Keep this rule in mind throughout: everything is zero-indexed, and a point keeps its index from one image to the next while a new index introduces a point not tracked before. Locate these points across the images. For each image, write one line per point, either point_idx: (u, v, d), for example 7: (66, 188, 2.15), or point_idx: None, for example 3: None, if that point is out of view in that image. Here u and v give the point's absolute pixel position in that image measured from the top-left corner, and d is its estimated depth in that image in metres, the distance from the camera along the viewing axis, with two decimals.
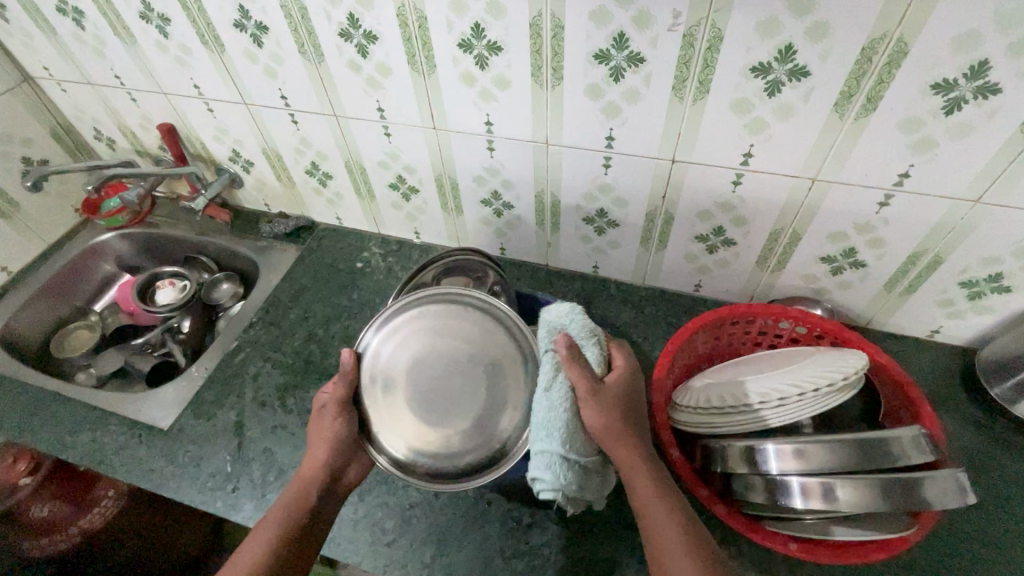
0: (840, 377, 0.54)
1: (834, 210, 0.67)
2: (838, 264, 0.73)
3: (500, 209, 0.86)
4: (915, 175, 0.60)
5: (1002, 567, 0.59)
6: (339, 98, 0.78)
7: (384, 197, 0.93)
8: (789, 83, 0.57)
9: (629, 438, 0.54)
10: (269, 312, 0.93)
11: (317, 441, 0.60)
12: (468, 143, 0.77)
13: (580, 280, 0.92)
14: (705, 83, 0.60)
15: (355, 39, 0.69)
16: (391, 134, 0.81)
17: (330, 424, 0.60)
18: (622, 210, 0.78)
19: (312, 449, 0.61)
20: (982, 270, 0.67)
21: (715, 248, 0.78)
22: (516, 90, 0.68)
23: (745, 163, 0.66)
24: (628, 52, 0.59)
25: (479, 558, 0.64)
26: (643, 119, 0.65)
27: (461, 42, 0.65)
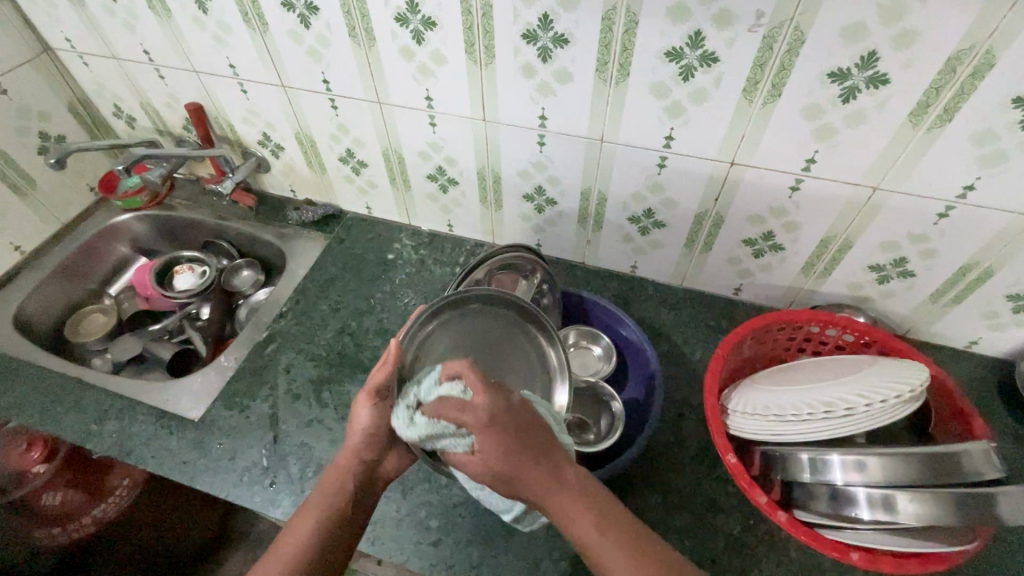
0: (908, 390, 0.54)
1: (891, 219, 0.67)
2: (886, 273, 0.73)
3: (543, 205, 0.85)
4: (980, 187, 0.60)
5: None
6: (386, 84, 0.75)
7: (420, 187, 0.91)
8: (866, 90, 0.56)
9: (521, 475, 0.48)
10: (298, 302, 0.91)
11: (355, 438, 0.59)
12: (517, 136, 0.75)
13: (617, 279, 0.92)
14: (778, 86, 0.59)
15: (412, 24, 0.67)
16: (437, 124, 0.79)
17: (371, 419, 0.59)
18: (671, 211, 0.77)
19: (347, 445, 0.59)
20: None
21: (761, 252, 0.78)
22: (577, 85, 0.66)
23: (807, 169, 0.65)
24: (702, 51, 0.58)
25: (527, 559, 0.63)
26: (707, 121, 0.64)
27: (525, 32, 0.63)
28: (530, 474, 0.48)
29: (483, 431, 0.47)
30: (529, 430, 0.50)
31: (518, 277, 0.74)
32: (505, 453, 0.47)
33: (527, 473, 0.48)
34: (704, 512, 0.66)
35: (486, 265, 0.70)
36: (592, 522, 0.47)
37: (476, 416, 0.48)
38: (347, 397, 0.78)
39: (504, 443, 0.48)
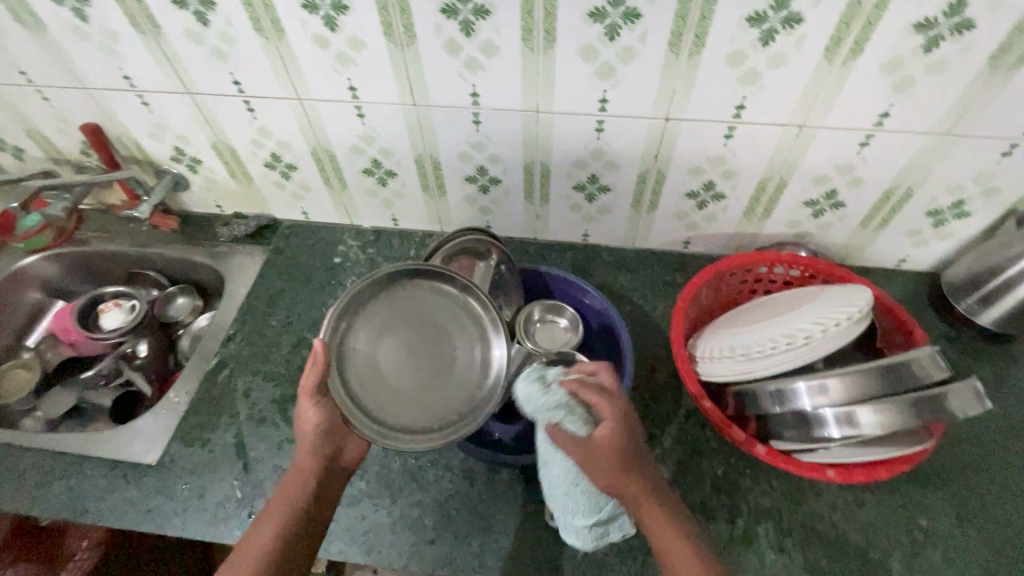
0: (857, 311, 0.58)
1: (818, 155, 0.70)
2: (820, 207, 0.77)
3: (486, 185, 0.83)
4: (894, 113, 0.64)
5: (989, 462, 0.67)
6: (304, 79, 0.71)
7: (356, 184, 0.87)
8: (783, 32, 0.58)
9: (622, 474, 0.55)
10: (246, 323, 0.85)
11: (310, 437, 0.58)
12: (451, 118, 0.73)
13: (571, 249, 0.92)
14: (701, 37, 0.59)
15: (322, 11, 0.63)
16: (365, 115, 0.75)
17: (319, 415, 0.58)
18: (614, 175, 0.78)
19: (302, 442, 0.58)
20: (947, 199, 0.73)
21: (704, 203, 0.80)
22: (505, 57, 0.64)
23: (737, 116, 0.67)
24: (624, 9, 0.58)
25: (528, 538, 0.64)
26: (637, 79, 0.64)
27: (444, 7, 0.61)
28: (626, 475, 0.55)
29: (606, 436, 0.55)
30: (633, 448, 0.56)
31: (472, 262, 0.73)
32: (617, 448, 0.55)
33: (618, 481, 0.55)
34: (687, 459, 0.68)
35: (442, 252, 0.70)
36: (653, 509, 0.55)
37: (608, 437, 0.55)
38: None
39: (616, 462, 0.55)
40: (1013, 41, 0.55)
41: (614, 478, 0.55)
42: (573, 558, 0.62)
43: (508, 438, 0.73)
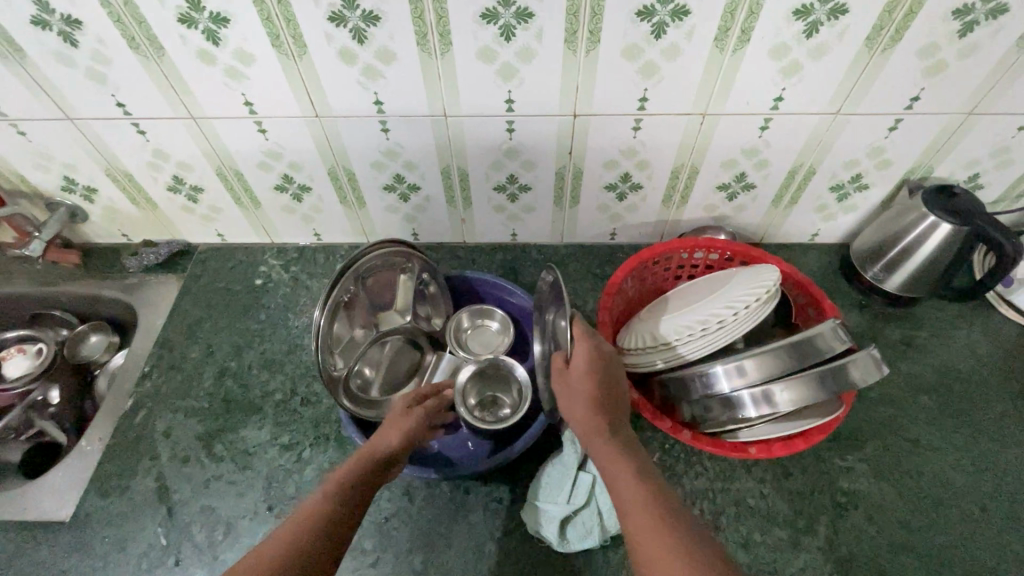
0: (765, 291, 0.60)
1: (724, 141, 0.72)
2: (733, 190, 0.80)
3: (406, 193, 0.81)
4: (787, 97, 0.66)
5: (899, 421, 0.71)
6: (193, 95, 0.67)
7: (270, 202, 0.83)
8: (672, 24, 0.58)
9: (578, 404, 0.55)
10: (163, 356, 0.81)
11: (397, 426, 0.58)
12: (358, 128, 0.71)
13: (501, 250, 0.91)
14: (595, 33, 0.60)
15: (201, 24, 0.59)
16: (267, 130, 0.72)
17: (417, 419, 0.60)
18: (532, 173, 0.77)
19: (385, 431, 0.58)
20: (846, 174, 0.76)
21: (624, 195, 0.81)
22: (403, 62, 0.63)
23: (642, 108, 0.68)
24: (516, 8, 0.57)
25: (471, 547, 0.63)
26: (540, 77, 0.64)
27: (331, 15, 0.58)
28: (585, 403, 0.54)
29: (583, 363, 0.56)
30: (604, 382, 0.56)
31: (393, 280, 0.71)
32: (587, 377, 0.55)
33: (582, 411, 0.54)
34: None
35: (356, 265, 0.63)
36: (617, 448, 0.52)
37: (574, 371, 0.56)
38: (243, 443, 0.72)
39: (573, 394, 0.55)
40: (884, 22, 0.58)
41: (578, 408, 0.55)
42: (517, 562, 0.62)
43: (447, 451, 0.73)
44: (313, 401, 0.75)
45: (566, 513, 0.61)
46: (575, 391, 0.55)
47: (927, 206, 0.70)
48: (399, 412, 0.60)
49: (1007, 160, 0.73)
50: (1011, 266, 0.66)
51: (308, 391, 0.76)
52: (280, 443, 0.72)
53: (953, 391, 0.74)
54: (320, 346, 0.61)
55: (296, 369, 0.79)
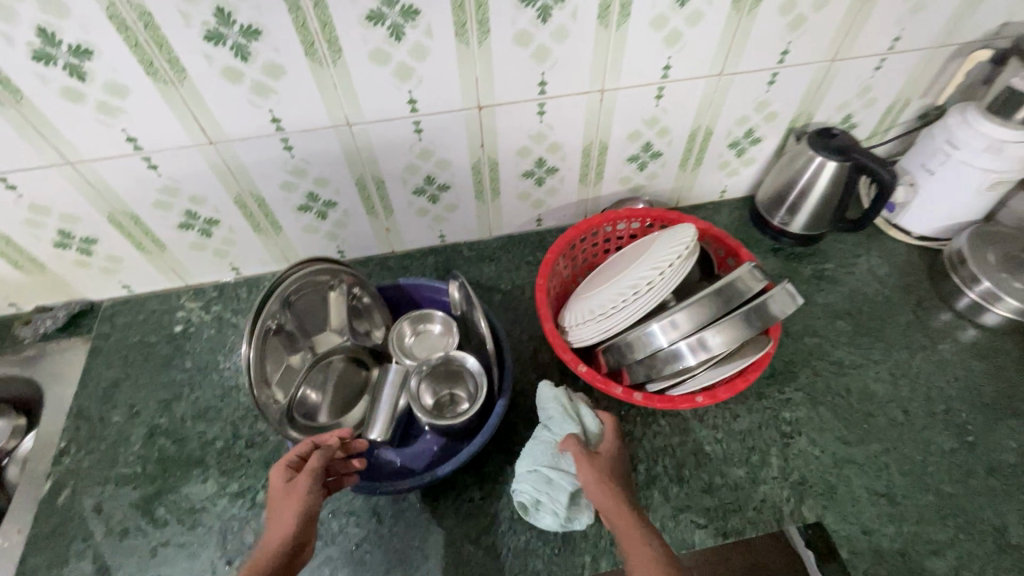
0: (686, 247, 0.63)
1: (625, 115, 0.75)
2: (642, 160, 0.83)
3: (324, 211, 0.79)
4: (674, 65, 0.70)
5: (822, 348, 0.77)
6: (65, 137, 0.61)
7: (176, 241, 0.78)
8: (556, 6, 0.60)
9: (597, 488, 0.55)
10: (80, 427, 0.73)
11: (280, 512, 0.52)
12: (258, 150, 0.68)
13: (432, 254, 0.90)
14: (484, 23, 0.60)
15: (60, 60, 0.55)
16: (158, 165, 0.67)
17: (303, 491, 0.53)
18: (448, 171, 0.77)
19: (274, 522, 0.52)
20: (740, 130, 0.81)
21: (542, 180, 0.82)
22: (293, 76, 0.61)
23: (543, 92, 0.69)
24: (400, 7, 0.57)
25: (450, 553, 0.62)
26: (438, 74, 0.64)
27: (206, 34, 0.55)
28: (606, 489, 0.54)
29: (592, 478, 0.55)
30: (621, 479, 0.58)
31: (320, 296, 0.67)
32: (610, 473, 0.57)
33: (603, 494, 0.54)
34: None
35: (279, 293, 0.60)
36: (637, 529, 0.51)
37: (593, 482, 0.55)
38: (188, 501, 0.67)
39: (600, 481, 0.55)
40: None
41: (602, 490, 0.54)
42: (501, 556, 0.62)
43: (411, 462, 0.71)
44: (259, 441, 0.71)
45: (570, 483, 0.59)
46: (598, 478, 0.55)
47: (813, 149, 0.76)
48: (282, 492, 0.53)
49: (872, 99, 0.81)
50: (890, 190, 0.73)
51: (252, 433, 0.72)
52: (230, 492, 0.67)
53: (863, 313, 0.81)
54: (256, 383, 0.57)
55: (234, 412, 0.74)
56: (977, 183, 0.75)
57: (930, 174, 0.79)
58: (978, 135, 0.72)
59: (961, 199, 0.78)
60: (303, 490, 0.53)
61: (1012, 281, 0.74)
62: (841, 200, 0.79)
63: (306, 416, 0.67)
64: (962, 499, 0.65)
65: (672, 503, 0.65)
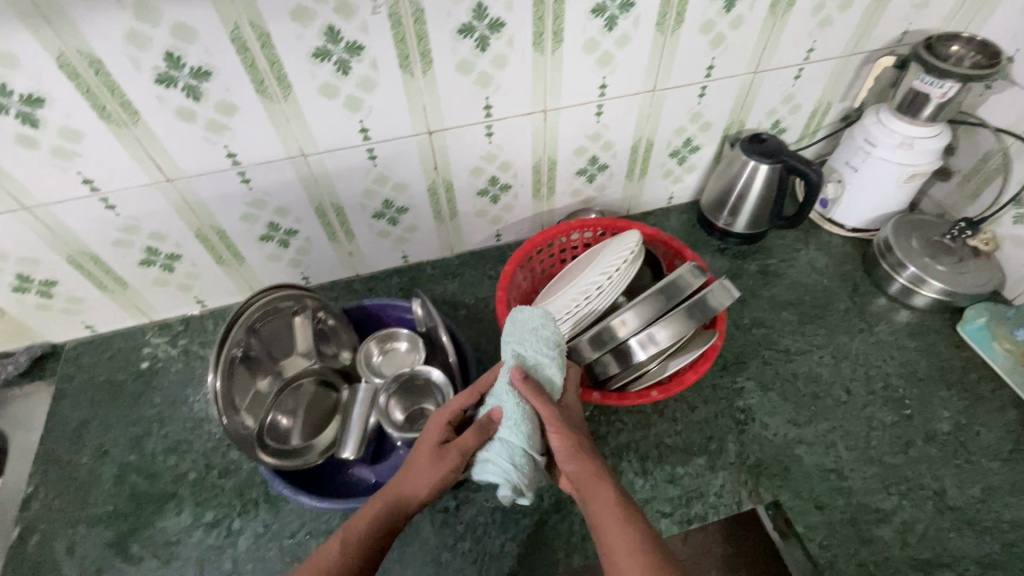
0: (630, 252, 0.68)
1: (671, 112, 0.82)
2: (682, 154, 0.90)
3: (395, 216, 0.83)
4: (717, 65, 0.77)
5: (862, 312, 0.85)
6: (172, 155, 0.66)
7: (255, 253, 0.81)
8: (621, 16, 0.68)
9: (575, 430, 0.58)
10: (176, 437, 0.76)
11: (426, 442, 0.57)
12: (344, 159, 0.73)
13: (487, 253, 0.95)
14: (558, 33, 0.68)
15: (181, 81, 0.59)
16: (250, 179, 0.71)
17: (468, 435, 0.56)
18: (511, 172, 0.83)
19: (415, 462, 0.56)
20: (768, 121, 0.90)
21: (593, 177, 0.89)
22: (386, 87, 0.67)
23: (602, 94, 0.76)
24: (489, 20, 0.64)
25: (559, 521, 0.66)
26: (514, 80, 0.71)
27: (315, 52, 0.61)
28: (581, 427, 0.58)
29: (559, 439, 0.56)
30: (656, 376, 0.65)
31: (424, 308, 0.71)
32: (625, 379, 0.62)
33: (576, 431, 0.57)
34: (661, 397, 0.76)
35: (244, 319, 0.61)
36: (595, 476, 0.54)
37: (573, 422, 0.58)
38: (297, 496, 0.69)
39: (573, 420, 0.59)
40: None
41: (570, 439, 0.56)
42: None
43: None
44: None
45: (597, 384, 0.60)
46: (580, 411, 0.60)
47: (747, 154, 0.84)
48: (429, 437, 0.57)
49: None
50: (817, 192, 0.82)
51: None
52: (336, 484, 0.69)
53: None
54: (223, 411, 0.57)
55: None
56: (895, 177, 0.84)
57: (854, 170, 0.88)
58: (892, 133, 0.82)
59: (883, 192, 0.87)
60: (428, 446, 0.57)
61: (935, 265, 0.82)
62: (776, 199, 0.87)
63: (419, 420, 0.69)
64: (1007, 441, 0.70)
65: (750, 461, 0.70)
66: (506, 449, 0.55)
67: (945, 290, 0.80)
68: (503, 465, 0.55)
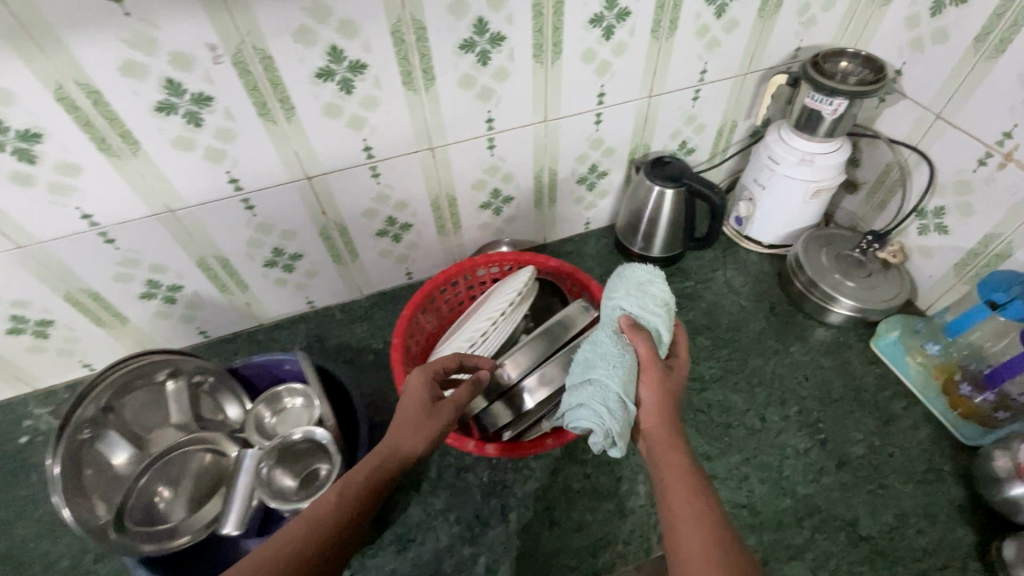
0: (515, 294, 0.68)
1: (569, 140, 0.80)
2: (590, 180, 0.88)
3: (290, 264, 0.79)
4: (608, 92, 0.76)
5: (779, 332, 0.83)
6: (17, 222, 0.60)
7: (138, 313, 0.76)
8: (494, 50, 0.65)
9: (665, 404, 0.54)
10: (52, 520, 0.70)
11: (410, 414, 0.55)
12: (218, 212, 0.69)
13: (400, 293, 0.91)
14: (429, 71, 0.64)
15: (8, 146, 0.54)
16: (115, 239, 0.66)
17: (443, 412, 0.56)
18: (408, 211, 0.80)
19: (399, 431, 0.54)
20: (674, 143, 0.88)
21: (499, 209, 0.86)
22: (248, 138, 0.62)
23: (491, 127, 0.73)
24: (347, 63, 0.60)
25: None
26: (388, 121, 0.67)
27: (158, 105, 0.56)
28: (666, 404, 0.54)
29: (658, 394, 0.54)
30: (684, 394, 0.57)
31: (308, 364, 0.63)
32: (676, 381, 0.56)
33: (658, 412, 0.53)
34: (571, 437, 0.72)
35: (94, 396, 0.57)
36: (680, 465, 0.49)
37: (650, 401, 0.54)
38: None
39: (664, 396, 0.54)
40: (660, 16, 0.69)
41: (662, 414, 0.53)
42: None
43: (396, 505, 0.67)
44: None
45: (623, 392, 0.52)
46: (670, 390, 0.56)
47: (650, 180, 0.81)
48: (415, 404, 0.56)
49: None
50: (722, 214, 0.81)
51: None
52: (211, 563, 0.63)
53: None
54: (65, 500, 0.53)
55: None
56: (800, 194, 0.83)
57: (763, 188, 0.86)
58: (792, 151, 0.81)
59: (791, 209, 0.86)
60: (417, 415, 0.55)
61: (846, 281, 0.80)
62: (685, 222, 0.85)
63: (310, 490, 0.63)
64: (919, 462, 0.68)
65: (659, 502, 0.66)
66: (601, 392, 0.52)
67: (856, 307, 0.78)
68: (597, 408, 0.51)
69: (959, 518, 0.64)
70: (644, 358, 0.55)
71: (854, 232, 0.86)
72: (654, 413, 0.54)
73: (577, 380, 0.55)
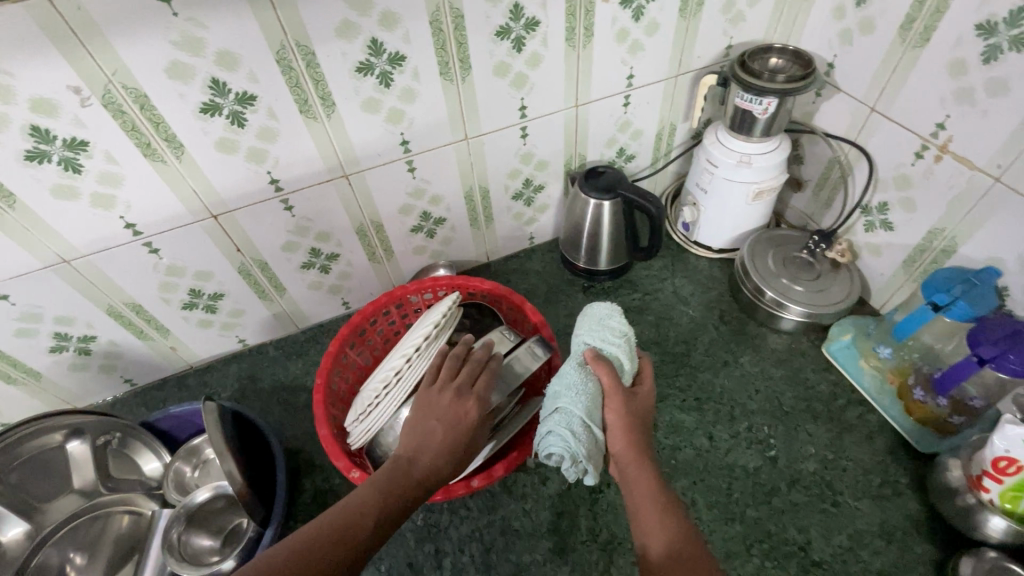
0: (432, 326, 0.63)
1: (497, 157, 0.77)
2: (526, 195, 0.85)
3: (211, 304, 0.75)
4: (529, 104, 0.72)
5: (730, 341, 0.79)
6: None
7: (51, 368, 0.72)
8: (395, 71, 0.62)
9: (633, 427, 0.51)
10: None
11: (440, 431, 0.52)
12: (120, 258, 0.65)
13: (338, 324, 0.88)
14: (327, 97, 0.61)
15: None
16: (9, 295, 0.62)
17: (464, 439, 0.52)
18: (332, 241, 0.76)
19: (428, 442, 0.51)
20: (611, 151, 0.85)
21: (432, 232, 0.83)
22: (137, 180, 0.59)
23: (407, 150, 0.70)
24: (234, 95, 0.56)
25: None
26: (292, 151, 0.64)
27: (28, 154, 0.53)
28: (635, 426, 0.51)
29: (625, 421, 0.51)
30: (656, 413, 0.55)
31: (214, 418, 0.59)
32: (642, 403, 0.54)
33: (627, 435, 0.50)
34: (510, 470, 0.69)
35: None
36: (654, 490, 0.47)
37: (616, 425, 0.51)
38: None
39: (632, 418, 0.51)
40: (573, 23, 0.66)
41: (630, 436, 0.50)
42: None
43: None
44: None
45: (584, 412, 0.49)
46: (638, 412, 0.53)
47: (585, 193, 0.77)
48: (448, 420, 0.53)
49: None
50: (661, 223, 0.77)
51: None
52: None
53: None
54: None
55: None
56: (743, 197, 0.79)
57: (705, 193, 0.83)
58: (730, 152, 0.77)
59: (735, 213, 0.82)
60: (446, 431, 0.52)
61: (794, 286, 0.77)
62: (628, 231, 0.81)
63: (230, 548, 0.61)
64: (874, 475, 0.65)
65: (601, 537, 0.62)
66: (563, 418, 0.48)
67: (806, 313, 0.75)
68: (561, 431, 0.48)
69: (916, 534, 0.60)
70: (608, 387, 0.52)
71: (802, 232, 0.83)
72: (623, 434, 0.50)
73: (545, 412, 0.51)
